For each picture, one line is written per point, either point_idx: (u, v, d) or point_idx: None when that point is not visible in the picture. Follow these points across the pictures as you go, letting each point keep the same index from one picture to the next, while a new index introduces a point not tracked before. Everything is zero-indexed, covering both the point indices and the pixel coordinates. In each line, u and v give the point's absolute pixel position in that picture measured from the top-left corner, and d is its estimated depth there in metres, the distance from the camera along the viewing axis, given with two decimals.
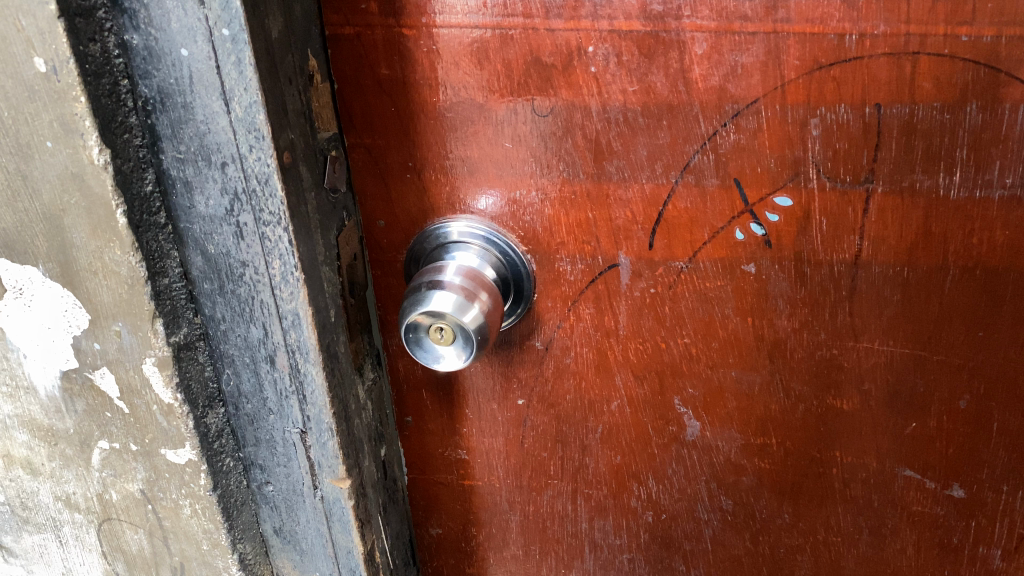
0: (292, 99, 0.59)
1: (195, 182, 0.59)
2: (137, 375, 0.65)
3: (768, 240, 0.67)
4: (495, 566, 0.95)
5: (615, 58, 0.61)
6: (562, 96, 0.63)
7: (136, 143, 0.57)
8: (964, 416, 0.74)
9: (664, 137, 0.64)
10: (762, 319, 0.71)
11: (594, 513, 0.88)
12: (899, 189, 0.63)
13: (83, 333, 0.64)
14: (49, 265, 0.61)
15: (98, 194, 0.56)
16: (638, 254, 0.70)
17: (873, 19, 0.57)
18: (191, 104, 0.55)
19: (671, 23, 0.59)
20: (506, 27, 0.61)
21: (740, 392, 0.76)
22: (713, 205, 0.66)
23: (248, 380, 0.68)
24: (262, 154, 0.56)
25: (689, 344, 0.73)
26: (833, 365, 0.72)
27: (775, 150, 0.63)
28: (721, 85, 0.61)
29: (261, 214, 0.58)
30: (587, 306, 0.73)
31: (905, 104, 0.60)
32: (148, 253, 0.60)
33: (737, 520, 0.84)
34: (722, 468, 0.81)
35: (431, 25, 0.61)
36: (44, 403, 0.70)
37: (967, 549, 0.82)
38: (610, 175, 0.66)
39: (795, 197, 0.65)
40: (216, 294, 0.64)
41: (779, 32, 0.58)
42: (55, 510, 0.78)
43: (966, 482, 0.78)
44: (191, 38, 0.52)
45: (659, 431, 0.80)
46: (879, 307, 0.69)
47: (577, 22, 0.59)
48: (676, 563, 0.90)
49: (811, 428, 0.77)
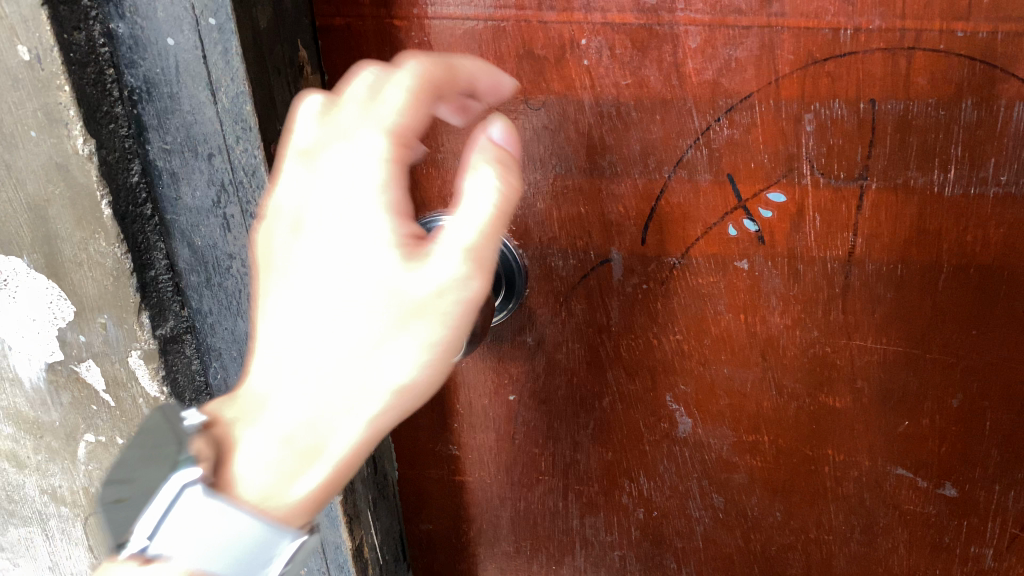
0: (281, 90, 0.58)
1: (182, 173, 0.58)
2: (123, 368, 0.65)
3: (761, 236, 0.66)
4: (485, 562, 0.95)
5: (609, 52, 0.60)
6: (555, 89, 0.62)
7: (122, 133, 0.56)
8: (956, 415, 0.73)
9: (658, 131, 0.63)
10: (754, 316, 0.70)
11: (585, 509, 0.87)
12: (894, 186, 0.63)
13: (69, 325, 0.64)
14: (33, 256, 0.61)
15: (83, 184, 0.56)
16: (630, 249, 0.69)
17: (868, 14, 0.56)
18: (177, 94, 0.54)
19: (665, 16, 0.58)
20: (498, 19, 0.60)
21: (733, 389, 0.75)
22: (707, 201, 0.65)
23: (236, 374, 0.68)
24: (249, 146, 0.55)
25: (680, 340, 0.73)
26: (826, 363, 0.72)
27: (769, 145, 0.62)
28: (715, 79, 0.60)
29: (248, 206, 0.58)
30: (579, 301, 0.73)
31: (900, 100, 0.59)
32: (135, 244, 0.59)
33: (728, 518, 0.84)
34: (713, 465, 0.81)
35: (422, 16, 0.61)
36: (29, 396, 0.70)
37: (959, 548, 0.82)
38: (603, 169, 0.65)
39: (788, 192, 0.64)
40: (203, 287, 0.63)
41: (774, 26, 0.57)
42: (41, 503, 0.78)
43: (958, 481, 0.77)
44: (178, 27, 0.52)
45: (651, 427, 0.79)
46: (872, 304, 0.68)
47: (569, 14, 0.59)
48: (668, 560, 0.90)
49: (803, 425, 0.76)
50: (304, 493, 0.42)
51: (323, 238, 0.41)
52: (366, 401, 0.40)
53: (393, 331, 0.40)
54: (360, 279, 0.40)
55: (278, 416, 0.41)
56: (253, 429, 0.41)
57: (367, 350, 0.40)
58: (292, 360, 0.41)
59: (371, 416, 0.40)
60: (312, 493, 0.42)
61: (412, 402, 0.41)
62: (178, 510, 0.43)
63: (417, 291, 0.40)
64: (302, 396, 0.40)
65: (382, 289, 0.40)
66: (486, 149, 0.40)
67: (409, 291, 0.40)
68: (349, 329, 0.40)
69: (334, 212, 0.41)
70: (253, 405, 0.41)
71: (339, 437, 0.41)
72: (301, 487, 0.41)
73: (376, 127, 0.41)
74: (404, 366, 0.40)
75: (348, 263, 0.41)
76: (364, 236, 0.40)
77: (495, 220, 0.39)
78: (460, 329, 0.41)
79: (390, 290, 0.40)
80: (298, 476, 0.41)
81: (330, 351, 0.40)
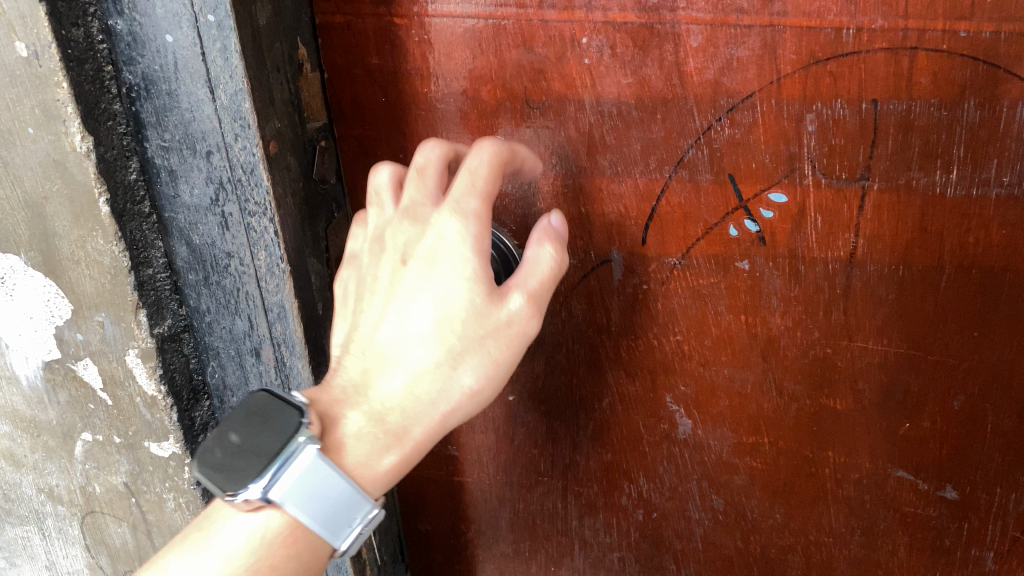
0: (280, 87, 0.57)
1: (180, 171, 0.57)
2: (120, 366, 0.65)
3: (762, 236, 0.66)
4: (484, 563, 0.95)
5: (610, 50, 0.60)
6: (555, 88, 0.62)
7: (120, 130, 0.56)
8: (957, 417, 0.73)
9: (658, 131, 0.63)
10: (755, 317, 0.70)
11: (584, 510, 0.87)
12: (896, 186, 0.62)
13: (66, 323, 0.64)
14: (31, 254, 0.61)
15: (80, 181, 0.56)
16: (630, 249, 0.69)
17: (871, 13, 0.56)
18: (175, 91, 0.54)
19: (667, 14, 0.58)
20: (499, 17, 0.60)
21: (733, 391, 0.75)
22: (708, 201, 0.65)
23: (234, 373, 0.67)
24: (248, 143, 0.54)
25: (680, 341, 0.73)
26: (827, 365, 0.72)
27: (770, 145, 0.62)
28: (716, 79, 0.60)
29: (246, 204, 0.57)
30: (579, 301, 0.73)
31: (902, 101, 0.59)
32: (132, 242, 0.59)
33: (728, 520, 0.84)
34: (713, 466, 0.80)
35: (422, 14, 0.60)
36: (26, 394, 0.69)
37: (960, 551, 0.81)
38: (604, 168, 0.65)
39: (790, 193, 0.64)
40: (201, 286, 0.63)
41: (775, 26, 0.57)
42: (38, 503, 0.77)
43: (959, 484, 0.77)
44: (176, 23, 0.51)
45: (650, 428, 0.79)
46: (873, 306, 0.68)
47: (570, 12, 0.59)
48: (667, 562, 0.89)
49: (803, 427, 0.76)
50: (385, 469, 0.53)
51: (424, 264, 0.52)
52: (445, 398, 0.52)
53: (472, 346, 0.51)
54: (452, 300, 0.51)
55: (380, 400, 0.52)
56: (359, 411, 0.52)
57: (452, 357, 0.51)
58: (396, 358, 0.52)
59: (448, 409, 0.52)
60: (388, 470, 0.53)
61: (475, 401, 0.53)
62: (301, 465, 0.49)
63: (492, 319, 0.51)
64: (400, 385, 0.52)
65: (466, 311, 0.51)
66: (544, 234, 0.54)
67: (490, 316, 0.51)
68: (441, 338, 0.51)
69: (433, 244, 0.52)
70: (361, 389, 0.53)
71: (422, 423, 0.52)
72: (385, 463, 0.52)
73: (468, 187, 0.51)
74: (476, 375, 0.52)
75: (440, 288, 0.51)
76: (457, 272, 0.51)
77: (546, 283, 0.52)
78: (517, 352, 0.53)
79: (474, 310, 0.51)
80: (383, 455, 0.52)
81: (426, 353, 0.52)
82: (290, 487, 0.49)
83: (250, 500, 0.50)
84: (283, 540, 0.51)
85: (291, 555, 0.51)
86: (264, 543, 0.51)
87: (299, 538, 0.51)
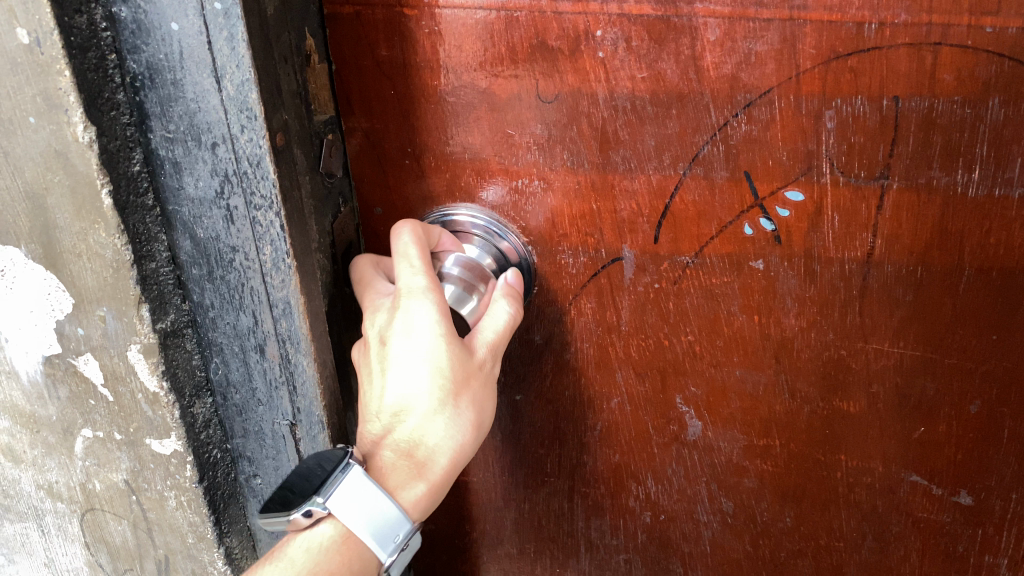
0: (287, 78, 0.56)
1: (185, 163, 0.56)
2: (122, 362, 0.63)
3: (778, 235, 0.65)
4: (488, 563, 0.94)
5: (624, 44, 0.58)
6: (568, 81, 0.60)
7: (124, 121, 0.55)
8: (974, 421, 0.72)
9: (673, 126, 0.61)
10: (769, 317, 0.69)
11: (590, 511, 0.86)
12: (916, 185, 0.61)
13: (67, 318, 0.62)
14: (31, 246, 0.60)
15: (82, 172, 0.54)
16: (643, 247, 0.67)
17: (894, 8, 0.54)
18: (181, 81, 0.52)
19: (683, 7, 0.56)
20: (511, 9, 0.58)
21: (745, 392, 0.73)
22: (722, 199, 0.64)
23: (237, 370, 0.66)
24: (254, 135, 0.53)
25: (692, 341, 0.71)
26: (840, 367, 0.70)
27: (787, 142, 0.60)
28: (733, 73, 0.58)
29: (252, 197, 0.56)
30: (589, 299, 0.71)
31: (924, 98, 0.57)
32: (135, 235, 0.58)
33: (737, 522, 0.83)
34: (723, 469, 0.79)
35: (432, 5, 0.59)
36: (25, 389, 0.68)
37: (973, 557, 0.80)
38: (616, 165, 0.64)
39: (807, 191, 0.62)
40: (205, 280, 0.62)
41: (795, 20, 0.55)
42: (37, 499, 0.76)
43: (974, 489, 0.75)
44: (182, 11, 0.50)
45: (659, 429, 0.78)
46: (890, 307, 0.67)
47: (584, 4, 0.57)
48: (674, 565, 0.88)
49: (816, 430, 0.75)
50: (416, 504, 0.57)
51: (400, 333, 0.58)
52: (453, 432, 0.58)
53: (464, 383, 0.58)
54: (432, 351, 0.57)
55: (396, 447, 0.57)
56: (379, 464, 0.58)
57: (450, 396, 0.57)
58: (402, 413, 0.58)
59: (457, 439, 0.58)
60: (419, 502, 0.57)
61: (480, 429, 0.60)
62: (350, 479, 0.55)
63: (473, 359, 0.59)
64: (410, 431, 0.57)
65: (449, 356, 0.57)
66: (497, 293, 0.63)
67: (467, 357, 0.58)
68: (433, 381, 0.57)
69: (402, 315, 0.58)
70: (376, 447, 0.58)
71: (442, 455, 0.58)
72: (415, 498, 0.57)
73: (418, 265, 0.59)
74: (472, 404, 0.58)
75: (420, 344, 0.57)
76: (431, 329, 0.57)
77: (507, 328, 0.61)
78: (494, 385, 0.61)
79: (455, 354, 0.57)
80: (411, 490, 0.57)
81: (426, 400, 0.57)
82: (341, 498, 0.55)
83: (312, 511, 0.55)
84: (337, 547, 0.55)
85: (344, 564, 0.54)
86: (321, 549, 0.55)
87: (353, 548, 0.55)
